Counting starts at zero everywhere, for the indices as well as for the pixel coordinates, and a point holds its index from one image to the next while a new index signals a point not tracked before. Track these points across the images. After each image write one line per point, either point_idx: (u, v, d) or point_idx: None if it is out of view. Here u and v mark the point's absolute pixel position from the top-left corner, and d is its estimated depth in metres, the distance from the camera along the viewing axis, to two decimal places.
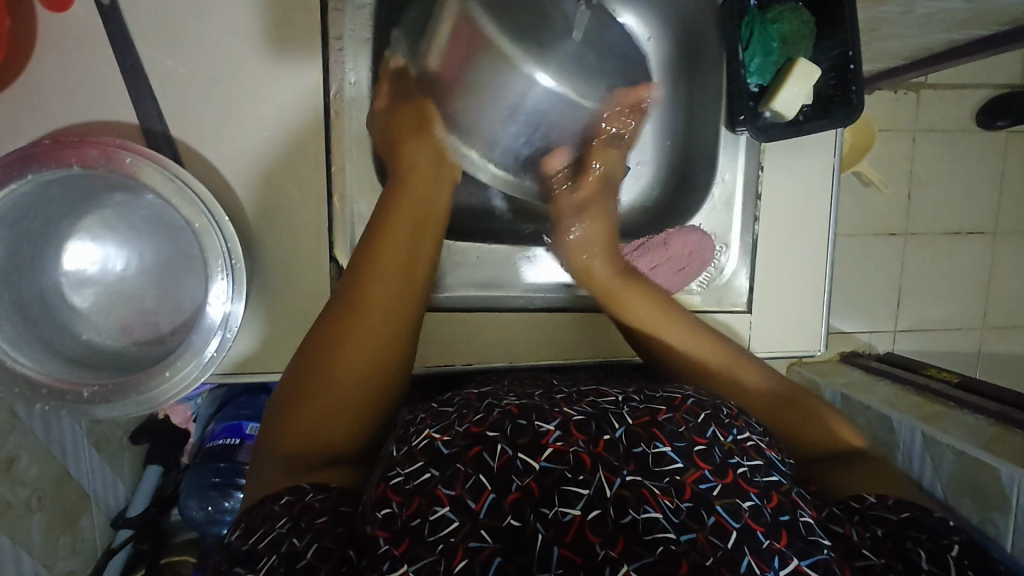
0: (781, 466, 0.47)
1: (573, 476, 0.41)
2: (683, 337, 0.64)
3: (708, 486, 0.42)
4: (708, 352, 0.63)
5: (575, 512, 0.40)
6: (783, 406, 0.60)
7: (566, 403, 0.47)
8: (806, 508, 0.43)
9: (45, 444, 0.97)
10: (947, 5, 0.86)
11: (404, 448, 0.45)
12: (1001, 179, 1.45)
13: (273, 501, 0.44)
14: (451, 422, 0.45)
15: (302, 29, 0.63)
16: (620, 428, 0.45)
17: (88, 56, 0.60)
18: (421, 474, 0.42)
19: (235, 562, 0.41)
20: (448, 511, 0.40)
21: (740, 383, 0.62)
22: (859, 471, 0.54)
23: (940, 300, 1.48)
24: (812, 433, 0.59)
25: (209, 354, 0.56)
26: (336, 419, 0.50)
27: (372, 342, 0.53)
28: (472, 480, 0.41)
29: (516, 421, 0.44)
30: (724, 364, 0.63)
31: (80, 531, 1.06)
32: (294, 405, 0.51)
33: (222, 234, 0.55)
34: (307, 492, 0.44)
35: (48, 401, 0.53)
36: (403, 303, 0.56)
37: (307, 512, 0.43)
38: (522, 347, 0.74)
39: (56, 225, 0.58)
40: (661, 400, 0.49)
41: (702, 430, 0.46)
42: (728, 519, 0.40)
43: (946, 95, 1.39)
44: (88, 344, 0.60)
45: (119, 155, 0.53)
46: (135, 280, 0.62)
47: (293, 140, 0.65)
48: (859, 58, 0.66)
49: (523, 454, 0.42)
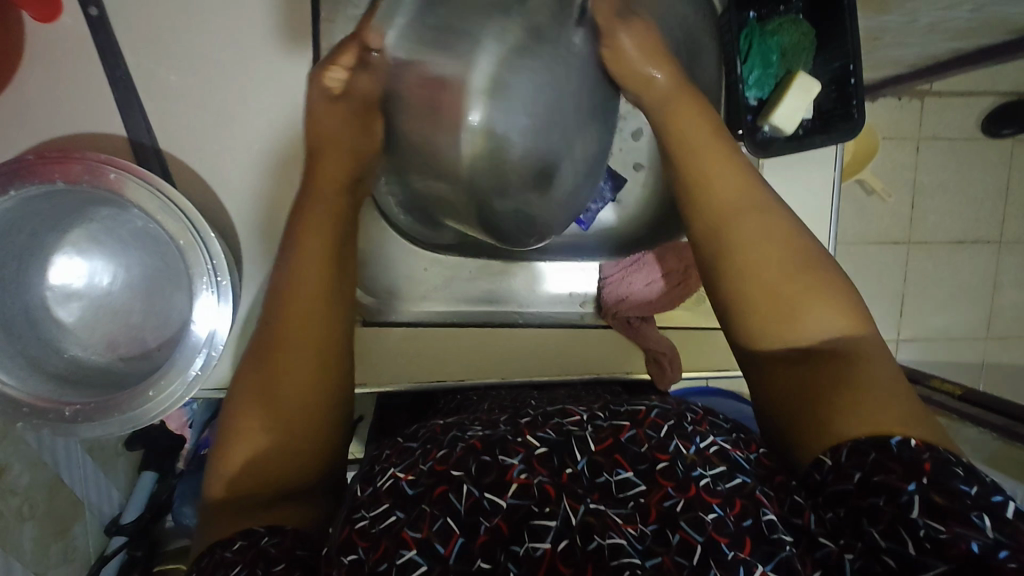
0: (747, 466, 0.44)
1: (540, 509, 0.40)
2: (713, 164, 0.52)
3: (672, 503, 0.41)
4: (741, 194, 0.51)
5: (545, 545, 0.38)
6: (798, 269, 0.48)
7: (530, 430, 0.46)
8: (769, 505, 0.41)
9: (38, 452, 0.98)
10: (953, 15, 0.85)
11: (368, 488, 0.44)
12: (1007, 187, 1.43)
13: (222, 548, 0.41)
14: (416, 459, 0.45)
15: (293, 40, 0.62)
16: (583, 458, 0.44)
17: (75, 67, 0.59)
18: (386, 517, 0.40)
19: None
20: (416, 554, 0.38)
21: (751, 229, 0.50)
22: (837, 389, 0.45)
23: (944, 310, 1.46)
24: (811, 315, 0.48)
25: (194, 372, 0.55)
26: (284, 454, 0.47)
27: (302, 322, 0.50)
28: (439, 523, 0.39)
29: (479, 457, 0.43)
30: (739, 203, 0.51)
31: (72, 539, 1.06)
32: (236, 431, 0.48)
33: (207, 251, 0.55)
34: (260, 535, 0.42)
35: (29, 420, 0.53)
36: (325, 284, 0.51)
37: (261, 558, 0.40)
38: (515, 364, 0.72)
39: (42, 240, 0.58)
40: (625, 414, 0.48)
41: (665, 445, 0.44)
42: (692, 535, 0.39)
43: (952, 103, 1.38)
44: (73, 360, 0.59)
45: (103, 170, 0.52)
46: (121, 295, 0.61)
47: (283, 154, 0.64)
48: (860, 72, 0.65)
49: (490, 494, 0.41)
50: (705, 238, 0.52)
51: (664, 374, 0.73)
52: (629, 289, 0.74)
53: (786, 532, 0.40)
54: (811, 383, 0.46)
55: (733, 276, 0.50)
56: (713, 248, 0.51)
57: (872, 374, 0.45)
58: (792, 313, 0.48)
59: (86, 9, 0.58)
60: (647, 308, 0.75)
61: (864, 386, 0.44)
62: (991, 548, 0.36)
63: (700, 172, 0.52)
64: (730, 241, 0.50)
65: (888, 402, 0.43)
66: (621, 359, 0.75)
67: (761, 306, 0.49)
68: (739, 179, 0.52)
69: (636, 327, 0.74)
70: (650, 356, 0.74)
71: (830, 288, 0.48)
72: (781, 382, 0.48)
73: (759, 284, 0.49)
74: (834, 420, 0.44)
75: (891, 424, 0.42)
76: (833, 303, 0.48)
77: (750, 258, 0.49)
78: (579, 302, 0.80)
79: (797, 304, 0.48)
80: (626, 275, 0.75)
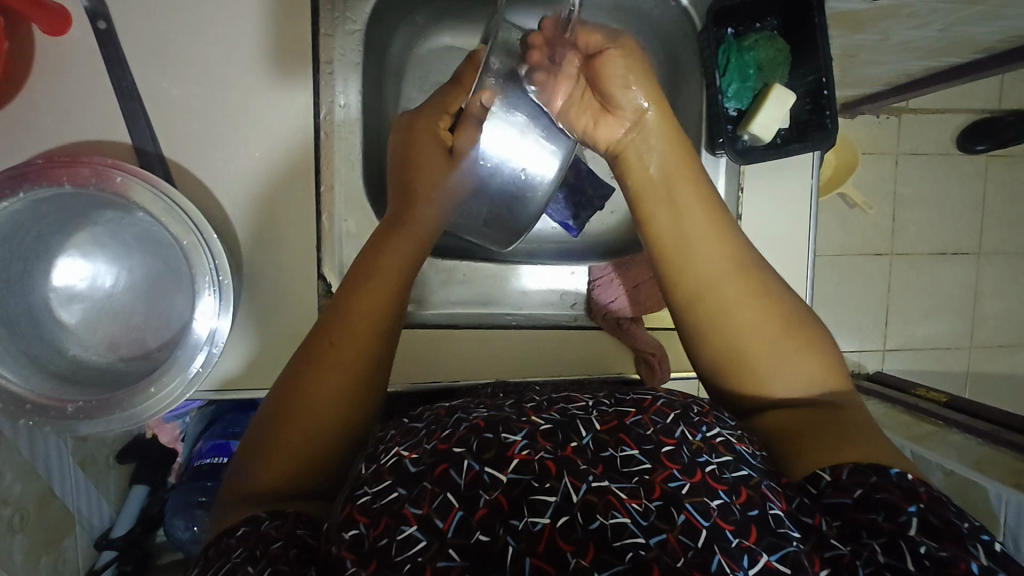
0: (752, 460, 0.46)
1: (540, 484, 0.42)
2: (696, 232, 0.55)
3: (677, 484, 0.42)
4: (721, 277, 0.54)
5: (545, 520, 0.41)
6: (778, 330, 0.52)
7: (535, 411, 0.48)
8: (776, 500, 0.42)
9: (30, 462, 0.98)
10: (923, 33, 0.89)
11: (372, 466, 0.45)
12: (984, 200, 1.48)
13: (228, 535, 0.43)
14: (419, 439, 0.46)
15: (294, 53, 0.65)
16: (587, 434, 0.46)
17: (83, 78, 0.62)
18: (388, 493, 0.42)
19: None
20: (416, 530, 0.40)
21: (733, 295, 0.53)
22: (828, 429, 0.48)
23: (928, 319, 1.50)
24: (785, 371, 0.51)
25: (195, 370, 0.56)
26: (304, 450, 0.48)
27: (341, 336, 0.52)
28: (439, 499, 0.41)
29: (482, 434, 0.45)
30: (722, 269, 0.54)
31: (62, 551, 1.06)
32: (274, 423, 0.48)
33: (211, 252, 0.56)
34: (262, 520, 0.43)
35: (32, 417, 0.54)
36: (377, 314, 0.53)
37: (264, 540, 0.41)
38: (510, 364, 0.73)
39: (47, 242, 0.59)
40: (630, 402, 0.50)
41: (671, 430, 0.46)
42: (698, 518, 0.40)
43: (927, 120, 1.43)
44: (75, 360, 0.60)
45: (110, 174, 0.54)
46: (124, 296, 0.63)
47: (283, 162, 0.66)
48: (833, 84, 0.69)
49: (490, 468, 0.43)
50: (683, 299, 0.55)
51: (654, 373, 0.74)
52: (617, 292, 0.75)
53: (794, 528, 0.41)
54: (797, 423, 0.49)
55: (716, 337, 0.53)
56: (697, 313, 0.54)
57: (855, 420, 0.49)
58: (769, 370, 0.52)
59: (95, 22, 0.61)
60: (638, 309, 0.75)
61: (850, 427, 0.48)
62: (988, 571, 0.38)
63: (684, 239, 0.55)
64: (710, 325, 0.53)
65: (869, 438, 0.47)
66: (614, 359, 0.76)
67: (743, 363, 0.52)
68: (722, 243, 0.55)
69: (624, 329, 0.75)
70: (640, 356, 0.75)
71: (807, 345, 0.52)
72: (777, 420, 0.50)
73: (742, 346, 0.52)
74: (820, 451, 0.46)
75: (879, 456, 0.45)
76: (809, 360, 0.52)
77: (733, 322, 0.52)
78: (572, 305, 0.81)
79: (774, 363, 0.51)
80: (615, 277, 0.77)
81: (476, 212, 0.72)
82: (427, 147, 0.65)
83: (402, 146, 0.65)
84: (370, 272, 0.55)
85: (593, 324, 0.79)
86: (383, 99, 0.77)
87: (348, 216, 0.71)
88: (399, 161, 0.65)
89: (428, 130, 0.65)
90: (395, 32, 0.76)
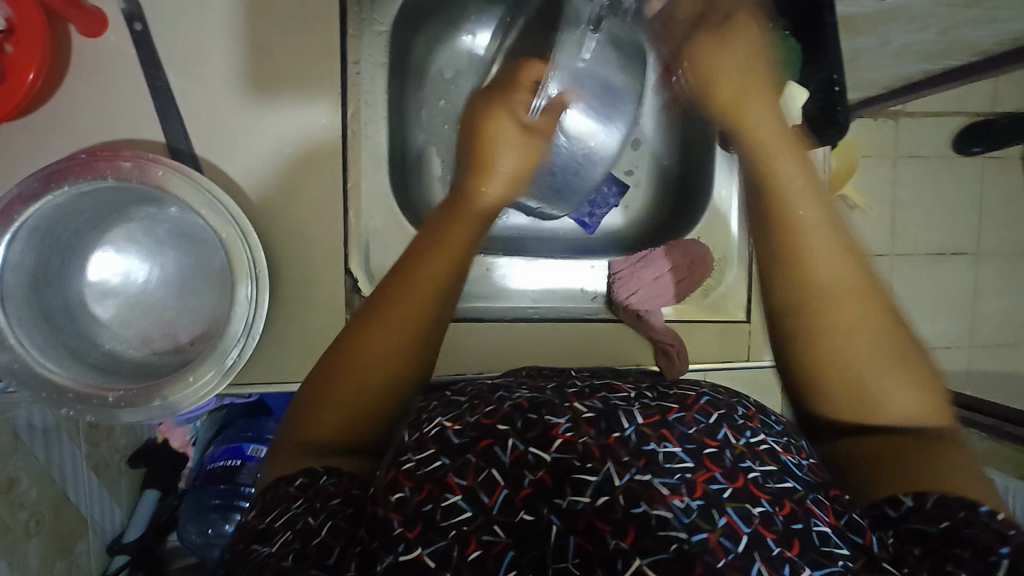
0: (799, 471, 0.44)
1: (582, 465, 0.42)
2: (818, 245, 0.50)
3: (718, 487, 0.42)
4: (846, 291, 0.48)
5: (585, 500, 0.41)
6: (893, 358, 0.47)
7: (576, 398, 0.48)
8: (823, 515, 0.41)
9: (46, 466, 0.99)
10: (921, 36, 0.93)
11: (416, 433, 0.46)
12: (980, 202, 1.51)
13: (286, 483, 0.46)
14: (462, 412, 0.46)
15: (322, 52, 0.67)
16: (629, 425, 0.45)
17: (119, 77, 0.63)
18: (431, 462, 0.43)
19: (255, 540, 0.43)
20: (460, 499, 0.41)
21: (849, 315, 0.48)
22: (904, 459, 0.44)
23: (930, 318, 1.52)
24: (893, 399, 0.47)
25: (231, 360, 0.57)
26: (349, 414, 0.50)
27: (392, 311, 0.53)
28: (484, 474, 0.41)
29: (526, 414, 0.45)
30: (843, 283, 0.49)
31: (76, 557, 1.06)
32: (321, 387, 0.51)
33: (248, 243, 0.57)
34: (319, 476, 0.46)
35: (73, 405, 0.54)
36: (428, 297, 0.54)
37: (319, 495, 0.44)
38: (533, 357, 0.75)
39: (83, 238, 0.61)
40: (673, 397, 0.49)
41: (714, 432, 0.46)
42: (739, 524, 0.40)
43: (924, 122, 1.46)
44: (110, 353, 0.61)
45: (151, 168, 0.55)
46: (157, 291, 0.64)
47: (314, 158, 0.67)
48: (844, 80, 0.72)
49: (534, 449, 0.43)
50: (788, 311, 0.50)
51: (673, 363, 0.75)
52: (637, 283, 0.77)
53: (842, 545, 0.40)
54: (880, 456, 0.45)
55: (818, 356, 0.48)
56: (800, 331, 0.49)
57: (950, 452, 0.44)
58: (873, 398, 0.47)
59: (132, 25, 0.63)
60: (656, 300, 0.76)
61: (940, 457, 0.44)
62: None
63: (800, 249, 0.50)
64: (817, 304, 0.49)
65: (959, 471, 0.43)
66: (634, 351, 0.78)
67: (843, 392, 0.48)
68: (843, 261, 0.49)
69: (643, 320, 0.76)
70: (659, 348, 0.76)
71: (920, 377, 0.47)
72: (862, 448, 0.46)
73: (848, 367, 0.47)
74: (898, 479, 0.43)
75: (961, 486, 0.42)
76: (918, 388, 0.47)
77: (844, 343, 0.47)
78: (591, 296, 0.82)
79: (880, 390, 0.47)
80: (637, 270, 0.78)
81: (545, 184, 0.80)
82: (500, 120, 0.66)
83: (476, 125, 0.67)
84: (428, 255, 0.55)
85: (613, 317, 0.80)
86: (405, 99, 0.79)
87: (374, 213, 0.74)
88: (471, 136, 0.67)
89: (503, 104, 0.67)
90: (416, 35, 0.78)
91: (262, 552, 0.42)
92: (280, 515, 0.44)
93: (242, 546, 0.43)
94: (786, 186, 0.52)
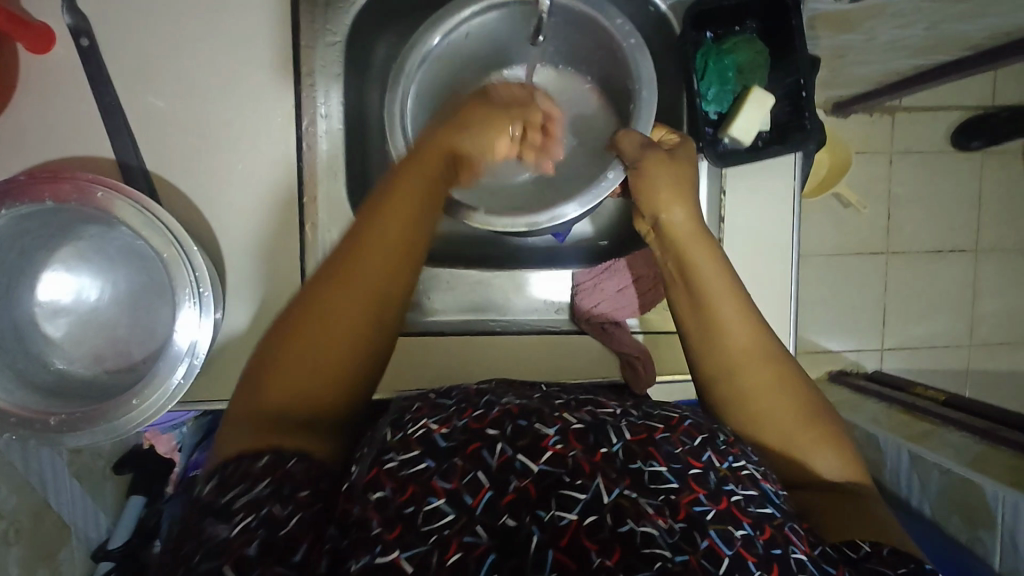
0: (776, 499, 0.43)
1: (571, 481, 0.39)
2: (732, 317, 0.53)
3: (702, 509, 0.39)
4: (760, 360, 0.51)
5: (571, 516, 0.37)
6: (809, 420, 0.50)
7: (565, 409, 0.44)
8: (798, 543, 0.40)
9: (24, 476, 0.99)
10: (908, 32, 0.90)
11: (399, 432, 0.42)
12: (980, 198, 1.47)
13: (249, 461, 0.41)
14: (449, 414, 0.43)
15: (274, 64, 0.66)
16: (617, 442, 0.42)
17: (66, 94, 0.63)
18: (416, 463, 0.39)
19: (208, 514, 0.38)
20: (444, 503, 0.37)
21: (766, 381, 0.51)
22: (842, 512, 0.47)
23: (927, 317, 1.48)
24: (819, 459, 0.50)
25: (176, 381, 0.57)
26: (310, 381, 0.46)
27: (359, 261, 0.48)
28: (470, 476, 0.39)
29: (517, 420, 0.42)
30: (755, 353, 0.52)
31: (58, 564, 1.07)
32: (279, 351, 0.47)
33: (190, 265, 0.57)
34: (288, 458, 0.42)
35: (16, 430, 0.55)
36: (395, 239, 0.49)
37: (289, 479, 0.40)
38: (496, 370, 0.74)
39: (31, 257, 0.61)
40: (658, 417, 0.46)
41: (698, 453, 0.43)
42: (721, 547, 0.37)
43: (920, 117, 1.43)
44: (60, 373, 0.61)
45: (91, 190, 0.55)
46: (109, 310, 0.63)
47: (268, 176, 0.66)
48: (811, 85, 0.69)
49: (522, 456, 0.40)
50: (711, 377, 0.52)
51: (639, 374, 0.73)
52: (599, 295, 0.77)
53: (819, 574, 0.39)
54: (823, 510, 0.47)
55: (745, 420, 0.51)
56: (729, 395, 0.51)
57: (874, 508, 0.48)
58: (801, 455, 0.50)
59: (78, 40, 0.62)
60: (618, 312, 0.76)
61: (869, 513, 0.47)
62: None
63: (717, 322, 0.53)
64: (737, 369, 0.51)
65: (885, 524, 0.46)
66: (599, 364, 0.76)
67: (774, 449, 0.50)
68: (754, 329, 0.52)
69: (609, 332, 0.75)
70: (624, 360, 0.74)
71: (837, 437, 0.51)
72: (805, 504, 0.48)
73: (772, 429, 0.50)
74: (843, 529, 0.45)
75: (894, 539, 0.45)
76: (838, 449, 0.51)
77: (768, 406, 0.50)
78: (555, 309, 0.82)
79: (805, 450, 0.50)
80: (597, 281, 0.77)
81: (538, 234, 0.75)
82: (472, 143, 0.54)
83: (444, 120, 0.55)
84: (384, 203, 0.51)
85: (576, 329, 0.79)
86: (367, 107, 0.78)
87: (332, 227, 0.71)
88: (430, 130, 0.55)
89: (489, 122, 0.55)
90: (376, 42, 0.76)
91: (218, 529, 0.37)
92: (236, 496, 0.39)
93: (192, 518, 0.39)
94: (705, 268, 0.54)
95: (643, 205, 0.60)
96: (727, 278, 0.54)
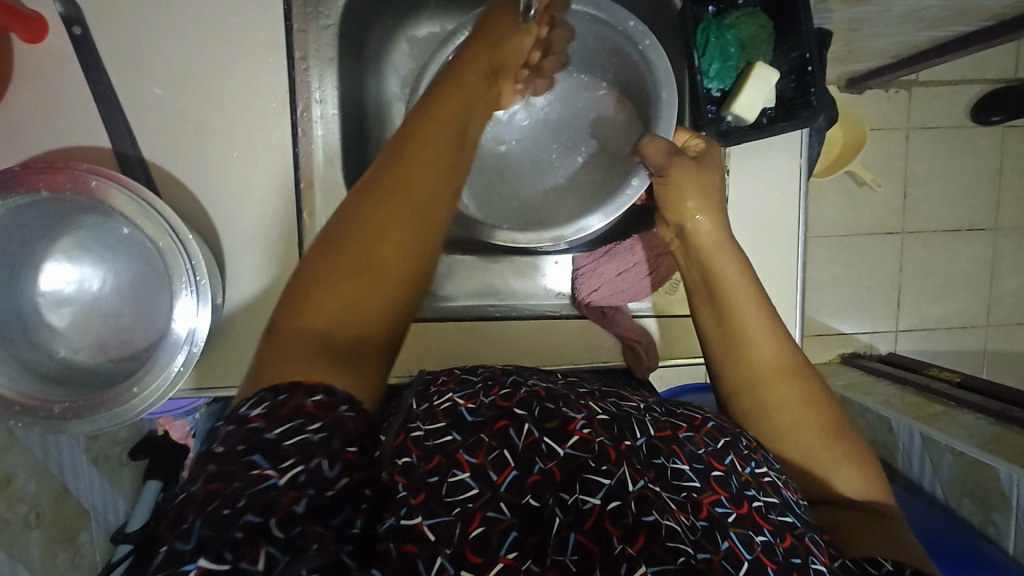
0: (798, 508, 0.42)
1: (596, 465, 0.37)
2: (755, 328, 0.51)
3: (724, 510, 0.39)
4: (782, 374, 0.50)
5: (595, 500, 0.36)
6: (834, 435, 0.49)
7: (592, 398, 0.44)
8: (819, 555, 0.39)
9: (44, 462, 1.00)
10: (924, 3, 0.86)
11: (425, 403, 0.42)
12: (1000, 174, 1.42)
13: (302, 395, 0.37)
14: (476, 391, 0.42)
15: (266, 49, 0.65)
16: (641, 437, 0.41)
17: (60, 84, 0.63)
18: (442, 434, 0.38)
19: (251, 452, 0.34)
20: (468, 477, 0.36)
21: (788, 395, 0.49)
22: (866, 529, 0.45)
23: (943, 297, 1.45)
24: (844, 476, 0.48)
25: (176, 368, 0.57)
26: (358, 302, 0.42)
27: (405, 174, 0.45)
28: (496, 453, 0.37)
29: (544, 403, 0.40)
30: (777, 365, 0.50)
31: (79, 546, 1.09)
32: (324, 268, 0.42)
33: (186, 253, 0.57)
34: (340, 402, 0.38)
35: (21, 417, 0.56)
36: (445, 152, 0.47)
37: (340, 429, 0.36)
38: (498, 355, 0.74)
39: (32, 247, 0.61)
40: (681, 415, 0.46)
41: (721, 455, 0.42)
42: (741, 549, 0.36)
43: (938, 91, 1.38)
44: (65, 360, 0.62)
45: (86, 179, 0.55)
46: (111, 298, 0.64)
47: (261, 163, 0.66)
48: (816, 60, 0.67)
49: (549, 438, 0.38)
50: (733, 389, 0.51)
51: (641, 360, 0.73)
52: (598, 280, 0.75)
53: None
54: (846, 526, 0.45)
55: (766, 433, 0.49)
56: (750, 408, 0.50)
57: (900, 528, 0.46)
58: (824, 470, 0.48)
59: (71, 28, 0.62)
60: (618, 296, 0.75)
61: (894, 533, 0.45)
62: None
63: (739, 332, 0.51)
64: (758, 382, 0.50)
65: (912, 545, 0.44)
66: (601, 348, 0.76)
67: (796, 463, 0.49)
68: (777, 341, 0.51)
69: (609, 317, 0.75)
70: (626, 344, 0.74)
71: (863, 455, 0.49)
72: (828, 520, 0.47)
73: (795, 442, 0.49)
74: (866, 546, 0.43)
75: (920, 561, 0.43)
76: (863, 466, 0.48)
77: (789, 419, 0.49)
78: (555, 294, 0.81)
79: (829, 465, 0.48)
80: (597, 265, 0.75)
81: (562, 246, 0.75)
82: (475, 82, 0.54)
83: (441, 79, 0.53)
84: (426, 121, 0.48)
85: (577, 314, 0.78)
86: (364, 91, 0.77)
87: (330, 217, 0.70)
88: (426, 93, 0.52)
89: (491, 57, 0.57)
90: (371, 25, 0.75)
91: (265, 470, 0.34)
92: (287, 433, 0.35)
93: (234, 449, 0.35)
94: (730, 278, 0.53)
95: (668, 203, 0.59)
96: (752, 287, 0.53)
